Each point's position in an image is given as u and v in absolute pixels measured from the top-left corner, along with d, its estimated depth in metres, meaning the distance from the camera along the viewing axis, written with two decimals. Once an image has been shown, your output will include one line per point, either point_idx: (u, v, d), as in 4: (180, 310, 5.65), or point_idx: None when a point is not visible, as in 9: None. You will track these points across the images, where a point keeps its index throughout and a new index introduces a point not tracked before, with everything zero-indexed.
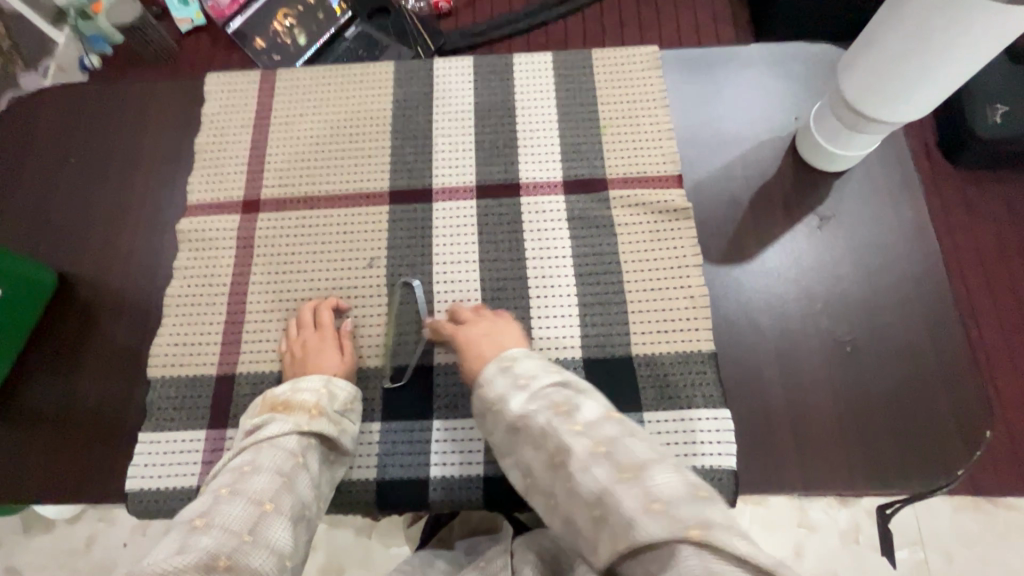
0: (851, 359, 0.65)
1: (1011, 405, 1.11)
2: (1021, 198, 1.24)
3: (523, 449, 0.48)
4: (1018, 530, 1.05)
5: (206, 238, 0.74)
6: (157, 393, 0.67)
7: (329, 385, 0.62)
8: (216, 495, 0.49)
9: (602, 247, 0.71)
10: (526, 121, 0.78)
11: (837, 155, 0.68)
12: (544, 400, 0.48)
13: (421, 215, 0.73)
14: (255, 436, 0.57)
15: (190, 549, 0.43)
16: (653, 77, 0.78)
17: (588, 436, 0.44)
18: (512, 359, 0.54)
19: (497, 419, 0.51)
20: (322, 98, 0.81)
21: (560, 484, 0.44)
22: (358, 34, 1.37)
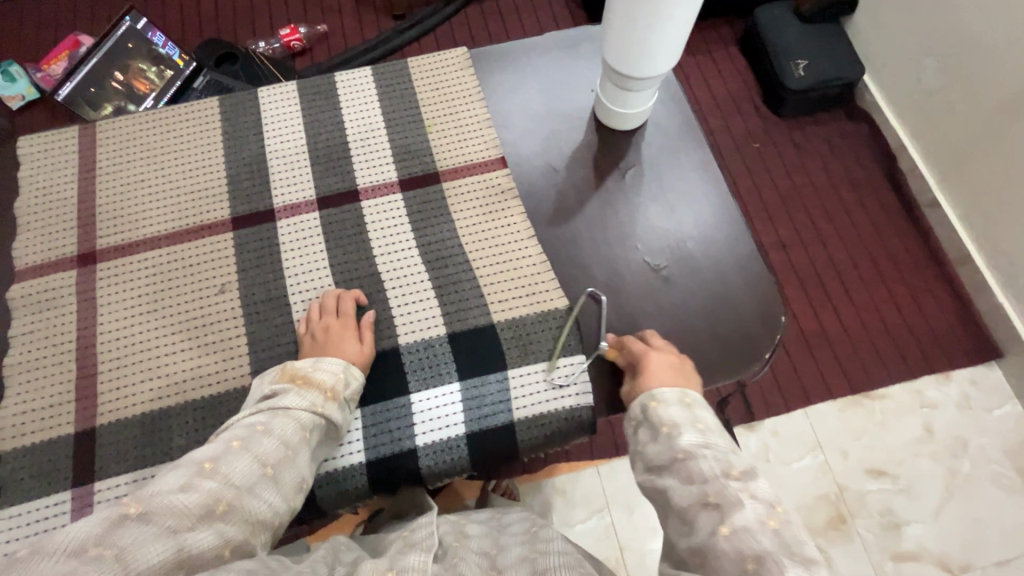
0: (669, 283, 0.75)
1: (861, 310, 1.28)
2: (833, 136, 1.44)
3: (670, 478, 0.54)
4: (889, 413, 1.19)
5: (44, 300, 0.72)
6: (11, 465, 0.65)
7: (346, 371, 0.65)
8: (228, 445, 0.55)
9: (445, 231, 0.76)
10: (356, 132, 0.82)
11: (624, 115, 0.79)
12: (715, 458, 0.53)
13: (265, 234, 0.76)
14: (273, 401, 0.60)
15: (195, 490, 0.50)
16: (466, 76, 0.86)
17: (760, 507, 0.49)
18: (691, 401, 0.60)
19: (663, 441, 0.56)
20: (149, 143, 0.81)
21: (704, 527, 0.49)
22: (206, 82, 1.39)
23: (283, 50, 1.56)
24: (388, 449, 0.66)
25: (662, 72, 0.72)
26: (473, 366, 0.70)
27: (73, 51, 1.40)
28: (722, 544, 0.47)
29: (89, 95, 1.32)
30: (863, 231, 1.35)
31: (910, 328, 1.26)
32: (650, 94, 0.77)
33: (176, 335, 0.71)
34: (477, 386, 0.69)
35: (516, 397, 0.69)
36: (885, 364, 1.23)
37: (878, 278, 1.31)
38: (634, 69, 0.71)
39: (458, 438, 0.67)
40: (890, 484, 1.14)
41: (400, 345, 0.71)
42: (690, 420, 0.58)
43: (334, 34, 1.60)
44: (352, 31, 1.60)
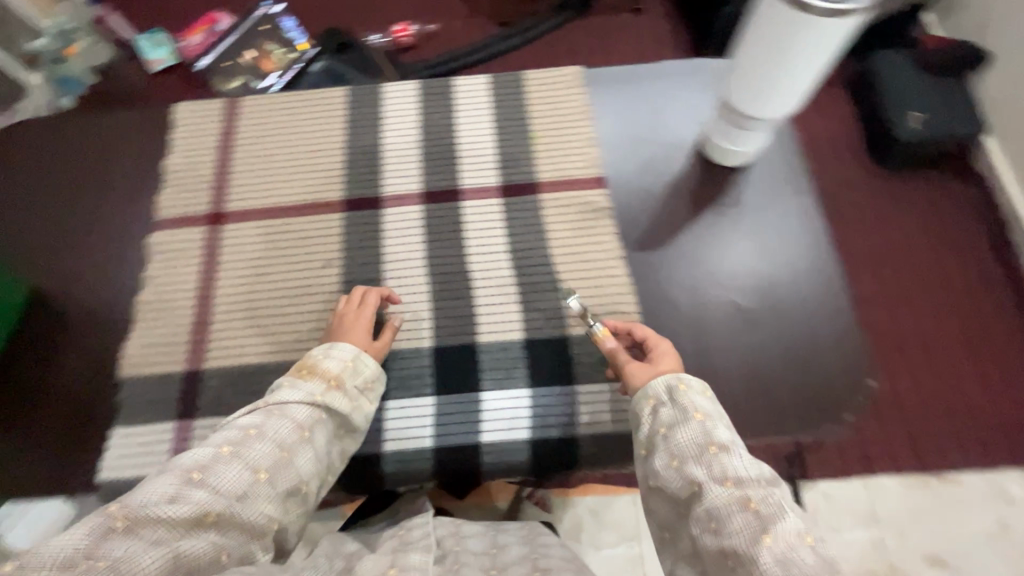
0: (752, 324, 0.74)
1: (964, 382, 1.13)
2: (938, 197, 1.30)
3: (697, 468, 0.51)
4: (963, 500, 1.06)
5: (177, 249, 0.81)
6: (130, 389, 0.73)
7: (356, 358, 0.67)
8: (218, 452, 0.53)
9: (537, 240, 0.79)
10: (467, 135, 0.87)
11: (730, 150, 0.79)
12: (752, 462, 0.51)
13: (371, 219, 0.82)
14: (269, 399, 0.60)
15: (183, 500, 0.48)
16: (577, 93, 0.89)
17: (801, 522, 0.46)
18: (712, 394, 0.60)
19: (690, 429, 0.55)
20: (282, 121, 0.89)
21: (738, 529, 0.46)
22: (324, 67, 1.48)
23: (393, 45, 1.64)
24: (454, 439, 0.69)
25: (778, 114, 0.72)
26: (545, 375, 0.72)
27: (211, 27, 1.54)
28: (762, 556, 0.43)
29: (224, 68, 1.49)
30: (955, 298, 1.20)
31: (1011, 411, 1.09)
32: (760, 134, 0.76)
33: (280, 298, 0.78)
34: (545, 394, 0.71)
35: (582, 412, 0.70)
36: (984, 449, 1.08)
37: (982, 355, 1.15)
38: (758, 108, 0.71)
39: (521, 442, 0.69)
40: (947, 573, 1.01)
41: (478, 342, 0.74)
42: (715, 413, 0.57)
43: (443, 34, 1.67)
44: (460, 34, 1.67)
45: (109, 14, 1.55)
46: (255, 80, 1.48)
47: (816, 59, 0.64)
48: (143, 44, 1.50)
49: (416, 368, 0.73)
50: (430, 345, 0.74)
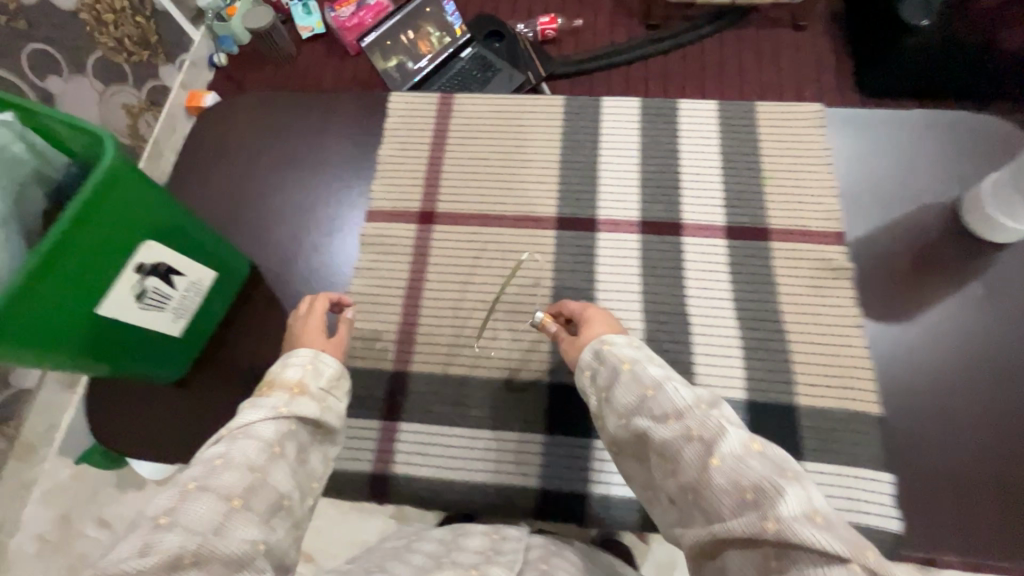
0: (1015, 429, 0.65)
1: None
2: None
3: (642, 419, 0.49)
4: None
5: (388, 244, 0.81)
6: None
7: (317, 361, 0.61)
8: (184, 489, 0.45)
9: (766, 293, 0.73)
10: (690, 165, 0.81)
11: (1000, 223, 0.69)
12: (640, 401, 0.50)
13: (585, 242, 0.78)
14: (226, 425, 0.51)
15: (153, 550, 0.40)
16: (816, 135, 0.81)
17: (742, 430, 0.44)
18: (642, 342, 0.56)
19: (628, 385, 0.52)
20: (496, 124, 0.87)
21: (691, 459, 0.44)
22: (473, 55, 1.41)
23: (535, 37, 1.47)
24: None
25: None
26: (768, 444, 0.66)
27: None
28: (717, 479, 0.42)
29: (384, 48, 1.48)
30: None
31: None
32: None
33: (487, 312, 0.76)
34: None
35: None
36: None
37: None
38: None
39: None
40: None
41: None
42: (647, 357, 0.53)
43: (586, 29, 1.50)
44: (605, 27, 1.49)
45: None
46: (411, 61, 1.45)
47: None
48: (297, 9, 1.51)
49: None
50: None
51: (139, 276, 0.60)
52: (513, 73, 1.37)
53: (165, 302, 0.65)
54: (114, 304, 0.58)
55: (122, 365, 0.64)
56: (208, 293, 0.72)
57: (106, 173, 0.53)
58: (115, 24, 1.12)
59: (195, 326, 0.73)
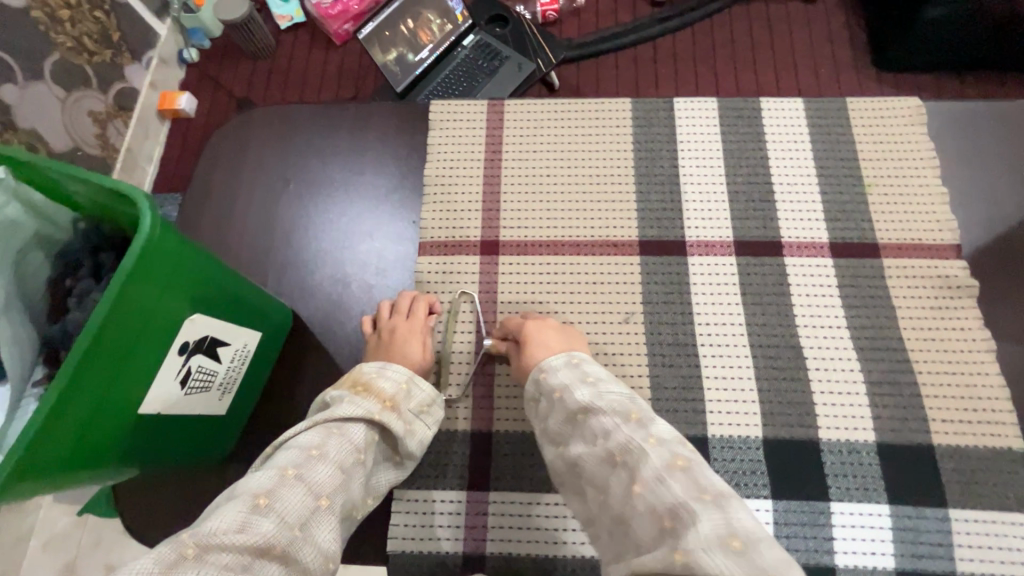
0: None
1: None
2: None
3: (578, 445, 0.53)
4: None
5: (449, 281, 0.71)
6: None
7: (410, 380, 0.61)
8: (282, 474, 0.48)
9: (881, 318, 0.66)
10: (782, 173, 0.72)
11: None
12: (614, 410, 0.52)
13: (675, 269, 0.69)
14: (327, 413, 0.55)
15: (251, 530, 0.43)
16: (919, 133, 0.73)
17: (665, 450, 0.47)
18: (580, 359, 0.58)
19: (556, 408, 0.56)
20: (556, 134, 0.76)
21: (622, 489, 0.47)
22: (478, 42, 1.30)
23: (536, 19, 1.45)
24: (804, 557, 0.58)
25: None
26: (908, 492, 0.60)
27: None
28: (636, 504, 0.45)
29: (383, 39, 1.29)
30: None
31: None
32: None
33: None
34: (912, 517, 0.59)
35: (960, 544, 0.58)
36: None
37: None
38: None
39: (886, 572, 0.58)
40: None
41: (820, 440, 0.62)
42: (578, 377, 0.56)
43: (587, 9, 1.47)
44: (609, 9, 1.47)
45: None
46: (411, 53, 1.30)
47: None
48: None
49: (747, 464, 0.62)
50: (757, 437, 0.63)
51: (183, 357, 0.54)
52: (522, 61, 1.28)
53: (211, 380, 0.59)
54: (159, 395, 0.52)
55: (168, 454, 0.58)
56: (254, 360, 0.66)
57: (145, 250, 0.46)
58: (70, 23, 1.08)
59: (243, 396, 0.66)
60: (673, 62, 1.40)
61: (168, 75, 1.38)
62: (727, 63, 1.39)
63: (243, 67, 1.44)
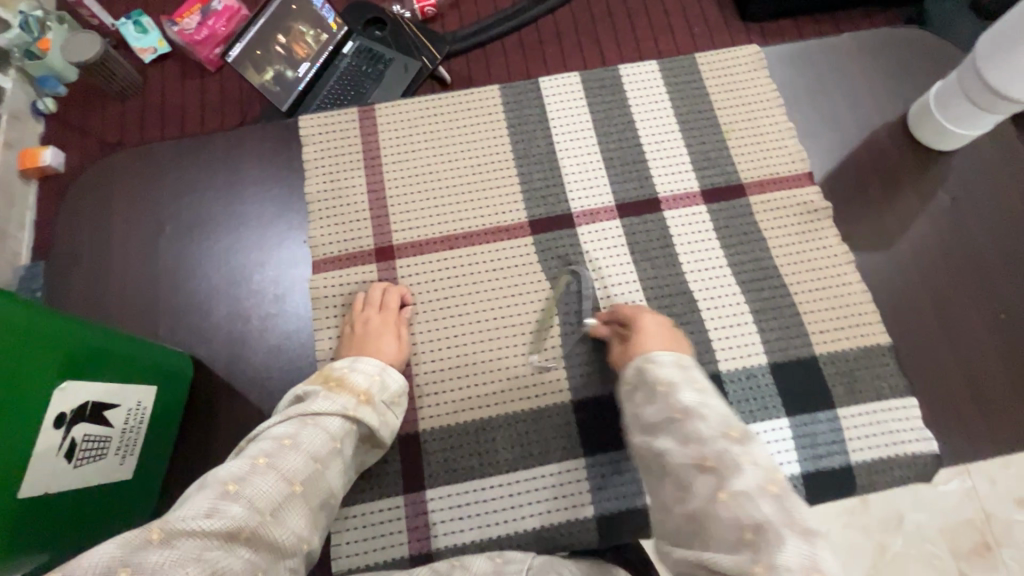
0: (1006, 326, 0.70)
1: None
2: None
3: (664, 440, 0.50)
4: None
5: (349, 295, 0.70)
6: None
7: (382, 372, 0.63)
8: (253, 463, 0.49)
9: (756, 253, 0.72)
10: (650, 134, 0.76)
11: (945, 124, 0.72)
12: (716, 420, 0.49)
13: (567, 241, 0.72)
14: (302, 407, 0.56)
15: (220, 514, 0.43)
16: (762, 78, 0.79)
17: (761, 473, 0.44)
18: (688, 361, 0.56)
19: (658, 399, 0.53)
20: (432, 131, 0.77)
21: (703, 494, 0.44)
22: (358, 49, 1.23)
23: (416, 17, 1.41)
24: None
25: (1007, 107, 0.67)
26: (801, 402, 0.66)
27: (206, 5, 1.26)
28: (721, 513, 0.42)
29: (254, 58, 1.17)
30: None
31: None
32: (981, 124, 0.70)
33: (491, 341, 0.69)
34: (807, 423, 0.65)
35: (850, 437, 0.65)
36: None
37: None
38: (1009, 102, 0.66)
39: (793, 477, 0.64)
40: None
41: (722, 371, 0.67)
42: (686, 378, 0.54)
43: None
44: None
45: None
46: (290, 69, 1.20)
47: None
48: (128, 29, 1.27)
49: None
50: None
51: (62, 429, 0.51)
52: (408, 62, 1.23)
53: (104, 447, 0.56)
54: (39, 471, 0.49)
55: (76, 533, 0.55)
56: (155, 414, 0.63)
57: None
58: None
59: (151, 457, 0.63)
60: (557, 41, 1.40)
61: (26, 132, 1.18)
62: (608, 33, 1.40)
63: (109, 108, 1.24)
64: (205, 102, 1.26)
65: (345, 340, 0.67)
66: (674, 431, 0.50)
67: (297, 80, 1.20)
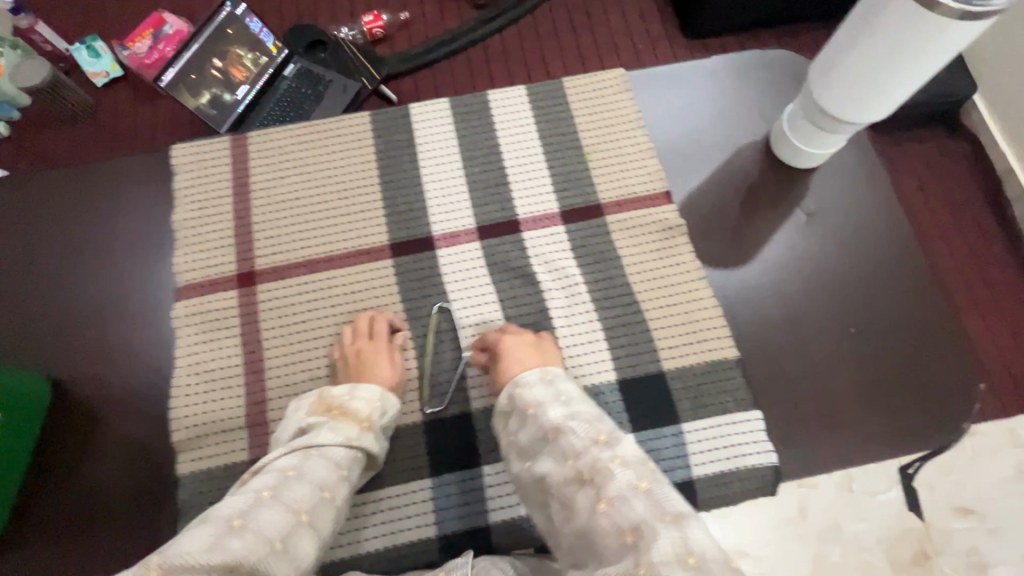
0: (856, 341, 0.69)
1: (1003, 342, 0.94)
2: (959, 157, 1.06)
3: (546, 462, 0.49)
4: None
5: (206, 319, 0.71)
6: (203, 483, 0.64)
7: (382, 398, 0.63)
8: (257, 496, 0.48)
9: (613, 272, 0.74)
10: (513, 158, 0.78)
11: (799, 147, 0.73)
12: (584, 435, 0.48)
13: (426, 263, 0.73)
14: (306, 439, 0.55)
15: (220, 549, 0.41)
16: (626, 100, 0.81)
17: (631, 471, 0.44)
18: (553, 375, 0.57)
19: (530, 423, 0.53)
20: (301, 158, 0.79)
21: (585, 507, 0.44)
22: (298, 71, 1.18)
23: (363, 38, 1.32)
24: None
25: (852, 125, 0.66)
26: (647, 418, 0.67)
27: (158, 28, 1.21)
28: (600, 519, 0.42)
29: (189, 83, 1.09)
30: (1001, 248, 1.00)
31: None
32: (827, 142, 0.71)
33: None
34: (651, 439, 0.66)
35: (694, 452, 0.66)
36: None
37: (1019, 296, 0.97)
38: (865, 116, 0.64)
39: None
40: (979, 525, 0.80)
41: None
42: (553, 395, 0.55)
43: (416, 19, 1.36)
44: (435, 16, 1.37)
45: (38, 20, 1.22)
46: (227, 93, 1.12)
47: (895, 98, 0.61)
48: (80, 53, 1.22)
49: None
50: None
51: None
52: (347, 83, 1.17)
53: None
54: None
55: None
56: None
57: None
58: None
59: None
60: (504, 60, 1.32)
61: None
62: (555, 52, 1.33)
63: (61, 134, 1.20)
64: (156, 122, 1.21)
65: (342, 367, 0.67)
66: (555, 450, 0.49)
67: (236, 103, 1.12)
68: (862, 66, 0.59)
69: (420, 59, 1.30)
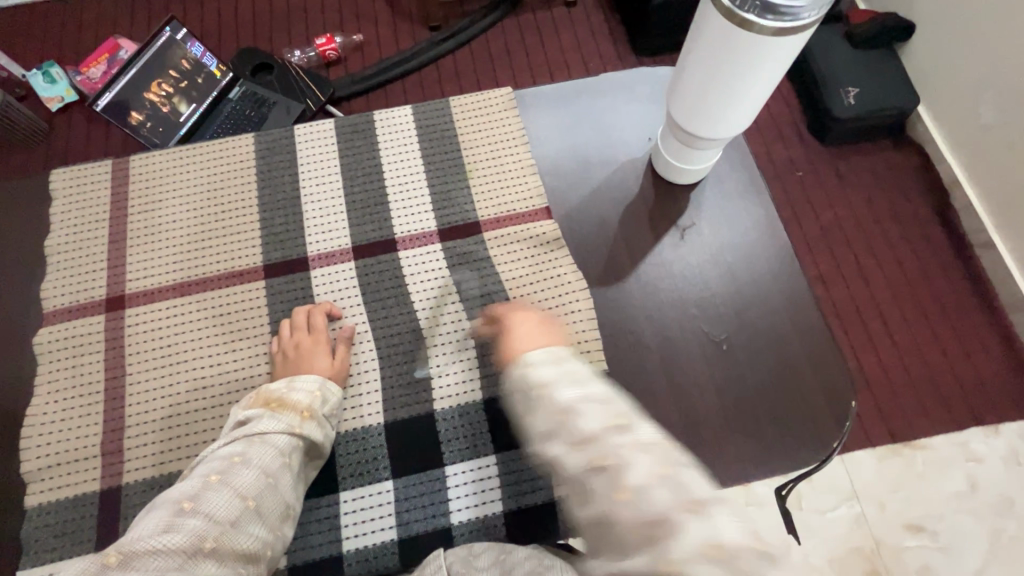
0: (727, 357, 0.68)
1: (903, 354, 1.06)
2: (869, 186, 1.18)
3: (558, 445, 0.44)
4: (931, 465, 0.99)
5: (70, 344, 0.70)
6: (49, 512, 0.62)
7: (322, 387, 0.63)
8: (205, 481, 0.51)
9: (489, 288, 0.73)
10: (395, 177, 0.78)
11: (673, 164, 0.72)
12: (593, 415, 0.44)
13: (298, 284, 0.73)
14: (246, 428, 0.57)
15: (177, 530, 0.44)
16: (511, 119, 0.81)
17: (651, 458, 0.40)
18: (562, 354, 0.51)
19: (540, 403, 0.47)
20: (181, 180, 0.78)
21: (602, 492, 0.40)
22: (243, 94, 1.13)
23: (317, 59, 1.29)
24: (421, 525, 0.62)
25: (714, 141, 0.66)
26: (510, 439, 0.65)
27: (114, 54, 1.22)
28: (620, 510, 0.39)
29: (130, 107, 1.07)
30: (908, 272, 1.12)
31: (980, 386, 1.04)
32: (699, 159, 0.70)
33: (208, 388, 0.68)
34: (515, 460, 0.65)
35: None
36: (926, 409, 1.02)
37: (923, 318, 1.09)
38: (723, 130, 0.63)
39: (495, 517, 0.63)
40: (928, 542, 0.94)
41: (436, 411, 0.67)
42: (563, 374, 0.48)
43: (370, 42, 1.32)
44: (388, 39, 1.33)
45: None
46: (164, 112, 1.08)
47: (744, 113, 0.61)
48: (37, 79, 1.20)
49: (368, 451, 0.65)
50: (377, 424, 0.66)
51: None
52: (291, 104, 1.13)
53: None
54: None
55: None
56: None
57: None
58: None
59: None
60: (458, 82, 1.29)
61: None
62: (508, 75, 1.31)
63: (9, 158, 1.16)
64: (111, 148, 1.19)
65: (279, 363, 0.67)
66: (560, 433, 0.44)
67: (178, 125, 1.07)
68: (704, 79, 0.59)
69: (373, 80, 1.26)
